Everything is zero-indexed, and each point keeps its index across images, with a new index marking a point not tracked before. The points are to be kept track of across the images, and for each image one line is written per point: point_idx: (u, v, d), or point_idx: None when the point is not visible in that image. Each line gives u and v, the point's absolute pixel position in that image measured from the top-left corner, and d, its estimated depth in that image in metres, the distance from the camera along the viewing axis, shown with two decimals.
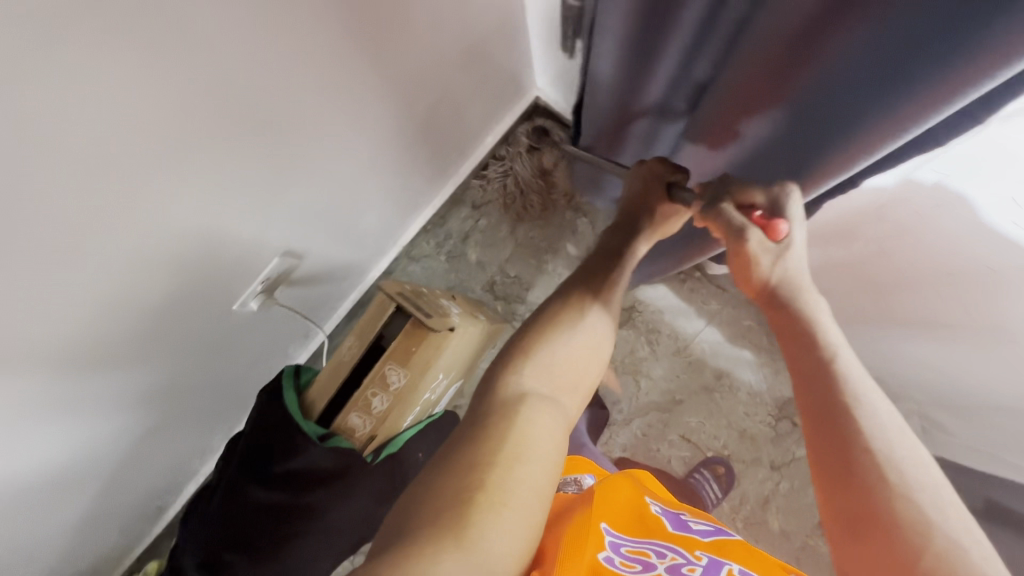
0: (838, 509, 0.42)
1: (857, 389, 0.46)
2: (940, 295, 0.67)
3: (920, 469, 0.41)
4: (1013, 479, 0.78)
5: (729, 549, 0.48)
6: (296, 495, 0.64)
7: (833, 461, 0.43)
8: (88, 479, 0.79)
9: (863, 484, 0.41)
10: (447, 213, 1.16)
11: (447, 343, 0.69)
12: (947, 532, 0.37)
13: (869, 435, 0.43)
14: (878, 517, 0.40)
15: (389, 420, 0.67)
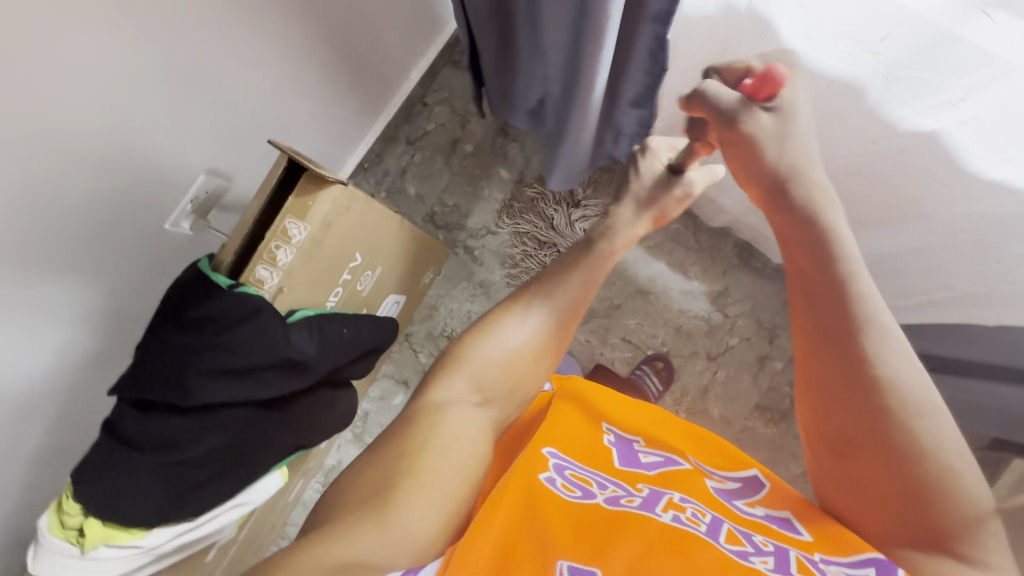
0: (842, 435, 0.55)
1: (872, 316, 0.56)
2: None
3: (921, 398, 0.52)
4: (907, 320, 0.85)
5: (674, 479, 0.58)
6: (218, 335, 0.54)
7: (841, 391, 0.55)
8: (43, 421, 0.78)
9: (886, 428, 0.51)
10: (383, 150, 1.20)
11: (349, 201, 0.61)
12: (943, 462, 0.50)
13: (878, 365, 0.54)
14: (886, 443, 0.51)
15: (299, 274, 0.60)
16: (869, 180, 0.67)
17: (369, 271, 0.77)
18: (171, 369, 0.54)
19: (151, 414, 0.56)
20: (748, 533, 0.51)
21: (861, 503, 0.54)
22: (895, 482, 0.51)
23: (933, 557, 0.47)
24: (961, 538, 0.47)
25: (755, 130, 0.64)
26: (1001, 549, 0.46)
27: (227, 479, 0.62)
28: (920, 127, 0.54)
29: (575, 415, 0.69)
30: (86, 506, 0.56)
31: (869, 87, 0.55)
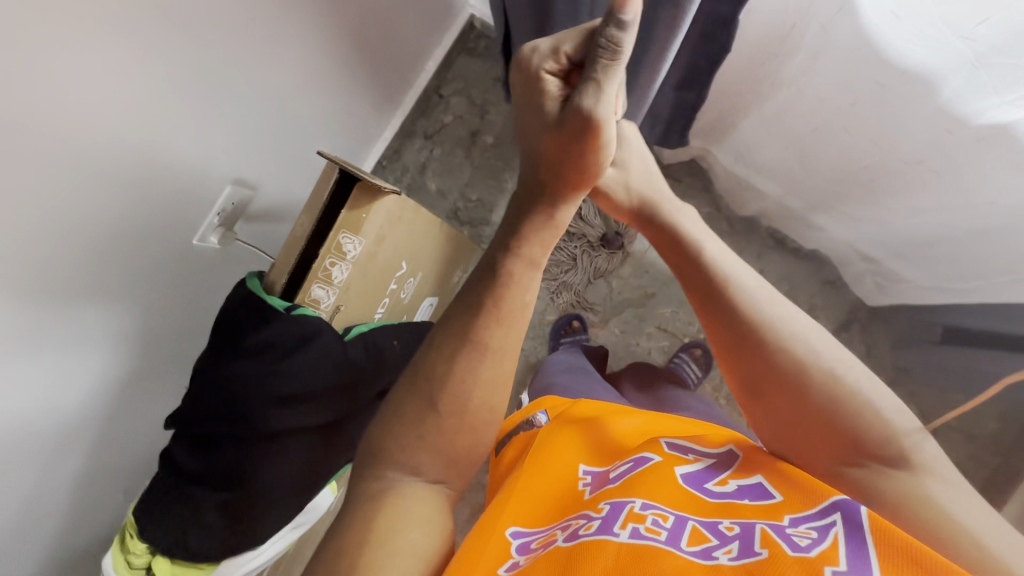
0: (744, 378, 0.45)
1: (725, 266, 0.48)
2: (857, 135, 0.67)
3: (792, 323, 0.44)
4: (959, 298, 0.82)
5: (641, 481, 0.42)
6: (273, 364, 0.52)
7: (723, 334, 0.46)
8: (86, 448, 0.76)
9: (767, 366, 0.43)
10: (401, 146, 1.16)
11: (401, 211, 0.57)
12: (848, 385, 0.41)
13: (742, 303, 0.45)
14: (779, 381, 0.43)
15: (352, 290, 0.57)
16: (933, 169, 0.63)
17: (411, 279, 0.74)
18: (231, 401, 0.52)
19: (210, 449, 0.54)
20: (712, 517, 0.38)
21: (795, 443, 0.43)
22: (799, 415, 0.42)
23: (867, 478, 0.38)
24: (882, 446, 0.39)
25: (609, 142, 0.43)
26: (941, 476, 0.37)
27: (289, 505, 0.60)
28: (1004, 120, 0.49)
29: (550, 442, 0.52)
30: (152, 545, 0.53)
31: (952, 75, 0.50)
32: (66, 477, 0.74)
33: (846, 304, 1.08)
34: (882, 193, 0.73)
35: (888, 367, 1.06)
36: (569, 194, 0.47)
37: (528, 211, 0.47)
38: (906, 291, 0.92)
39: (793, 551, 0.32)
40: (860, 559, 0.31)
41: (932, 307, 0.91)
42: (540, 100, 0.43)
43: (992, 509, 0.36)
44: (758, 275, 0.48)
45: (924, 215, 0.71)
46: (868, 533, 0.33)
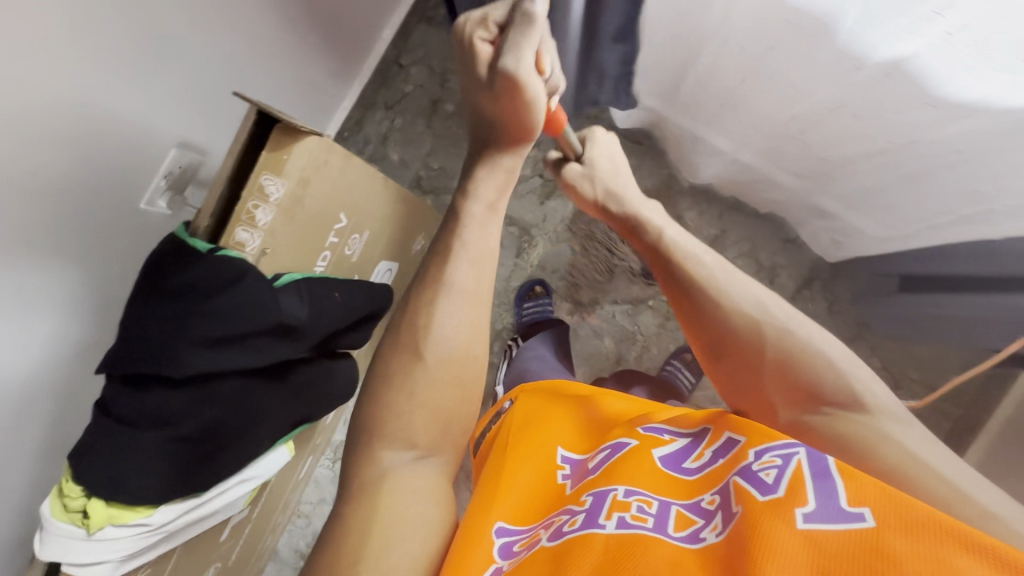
0: (708, 346, 0.55)
1: (685, 251, 0.59)
2: (779, 83, 0.66)
3: (744, 290, 0.55)
4: (910, 248, 0.82)
5: (619, 468, 0.46)
6: (198, 304, 0.52)
7: (687, 306, 0.57)
8: (38, 413, 0.75)
9: (721, 326, 0.54)
10: (362, 117, 1.17)
11: (325, 155, 0.58)
12: (794, 337, 0.50)
13: (698, 277, 0.56)
14: (733, 341, 0.53)
15: (279, 234, 0.57)
16: (853, 113, 0.62)
17: (357, 236, 0.75)
18: (158, 341, 0.52)
19: (140, 389, 0.54)
20: (696, 498, 0.43)
21: (753, 397, 0.52)
22: (759, 369, 0.51)
23: (825, 419, 0.46)
24: (834, 392, 0.47)
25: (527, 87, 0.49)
26: (892, 415, 0.45)
27: (229, 451, 0.62)
28: (899, 51, 0.50)
29: (526, 433, 0.58)
30: (86, 487, 0.54)
31: (849, 5, 0.50)
32: (26, 445, 0.75)
33: (806, 261, 1.08)
34: (817, 143, 0.73)
35: (849, 322, 1.07)
36: (513, 145, 0.57)
37: (480, 160, 0.58)
38: (859, 245, 0.92)
39: (763, 497, 0.37)
40: (825, 493, 0.35)
41: (887, 258, 0.91)
42: (473, 64, 0.51)
43: (936, 442, 0.43)
44: (713, 254, 0.59)
45: (866, 161, 0.70)
46: (831, 463, 0.37)
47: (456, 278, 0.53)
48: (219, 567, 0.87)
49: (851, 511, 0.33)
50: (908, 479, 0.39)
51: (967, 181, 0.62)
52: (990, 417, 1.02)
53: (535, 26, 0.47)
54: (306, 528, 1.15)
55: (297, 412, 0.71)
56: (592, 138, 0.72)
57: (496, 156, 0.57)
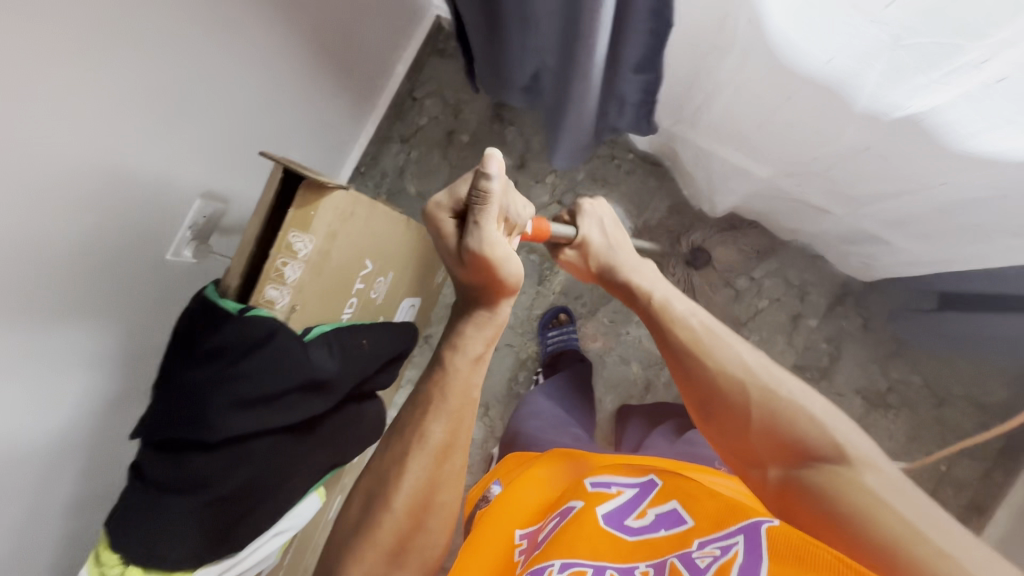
0: (698, 403, 0.54)
1: (674, 309, 0.61)
2: (800, 127, 0.64)
3: (730, 348, 0.54)
4: (946, 267, 0.79)
5: (559, 542, 0.48)
6: (232, 367, 0.51)
7: (675, 367, 0.56)
8: (72, 470, 0.75)
9: (707, 386, 0.53)
10: (378, 151, 1.17)
11: (351, 207, 0.57)
12: (780, 395, 0.49)
13: (682, 337, 0.57)
14: (722, 402, 0.52)
15: (307, 289, 0.57)
16: (881, 154, 0.60)
17: (382, 280, 0.75)
18: (189, 406, 0.51)
19: (177, 454, 0.53)
20: (630, 562, 0.46)
21: (743, 454, 0.50)
22: (743, 431, 0.50)
23: (810, 476, 0.44)
24: (822, 450, 0.45)
25: (494, 251, 0.50)
26: (876, 467, 0.43)
27: (263, 507, 0.61)
28: (930, 103, 0.47)
29: (492, 509, 0.58)
30: (122, 556, 0.52)
31: (874, 59, 0.47)
32: (60, 503, 0.75)
33: (837, 278, 1.05)
34: (840, 178, 0.71)
35: (887, 339, 1.04)
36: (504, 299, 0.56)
37: (469, 315, 0.57)
38: (891, 266, 0.89)
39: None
40: (750, 571, 0.39)
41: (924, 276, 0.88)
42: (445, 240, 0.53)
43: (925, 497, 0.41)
44: (698, 310, 0.60)
45: (896, 196, 0.68)
46: (760, 549, 0.40)
47: (430, 432, 0.53)
48: None
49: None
50: (886, 533, 0.38)
51: (1013, 213, 0.58)
52: None
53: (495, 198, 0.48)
54: None
55: (328, 460, 0.71)
56: (586, 214, 0.76)
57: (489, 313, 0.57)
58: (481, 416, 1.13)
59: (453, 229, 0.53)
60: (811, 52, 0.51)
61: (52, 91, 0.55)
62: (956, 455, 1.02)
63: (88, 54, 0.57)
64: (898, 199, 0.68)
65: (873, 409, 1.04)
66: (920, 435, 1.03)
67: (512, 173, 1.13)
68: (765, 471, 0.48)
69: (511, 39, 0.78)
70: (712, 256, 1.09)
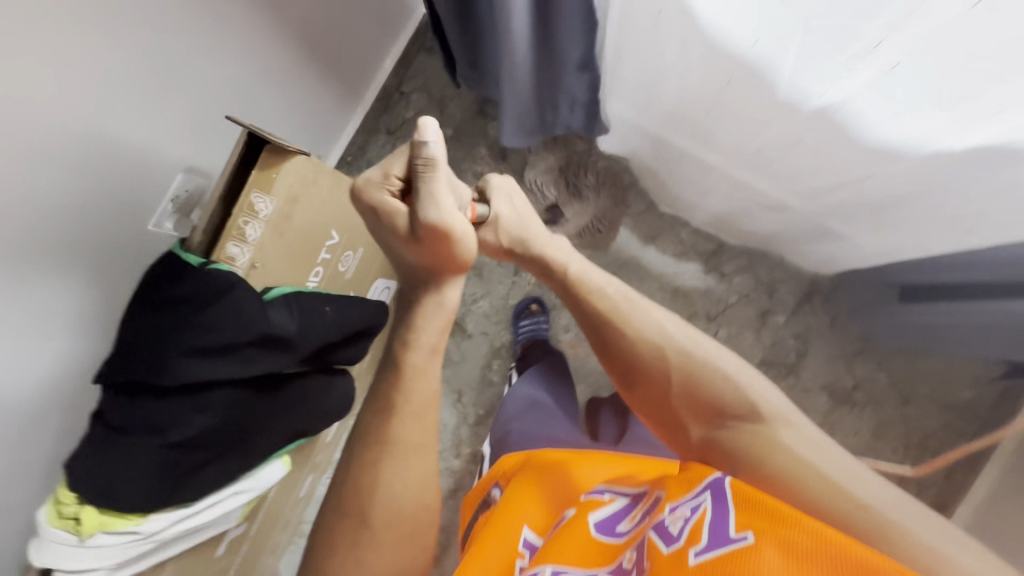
0: (626, 372, 0.64)
1: (598, 288, 0.69)
2: (741, 115, 0.67)
3: (648, 320, 0.64)
4: (900, 261, 0.82)
5: (555, 547, 0.48)
6: (194, 317, 0.54)
7: (603, 342, 0.66)
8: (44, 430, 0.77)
9: (631, 359, 0.63)
10: (364, 142, 1.21)
11: (314, 174, 0.60)
12: (694, 357, 0.59)
13: (608, 313, 0.66)
14: (643, 369, 0.62)
15: (269, 249, 0.60)
16: (812, 146, 0.62)
17: (351, 254, 0.78)
18: (149, 352, 0.54)
19: (137, 397, 0.56)
20: (617, 562, 0.47)
21: (671, 419, 0.59)
22: (667, 396, 0.59)
23: (727, 433, 0.52)
24: (733, 407, 0.53)
25: (456, 229, 0.55)
26: (781, 419, 0.51)
27: (220, 461, 0.64)
28: (839, 94, 0.50)
29: (499, 512, 0.59)
30: (79, 494, 0.55)
31: (791, 42, 0.50)
32: (33, 461, 0.78)
33: (805, 276, 1.07)
34: (788, 173, 0.73)
35: (853, 337, 1.06)
36: (448, 281, 0.60)
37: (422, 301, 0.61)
38: (851, 262, 0.92)
39: (667, 547, 0.41)
40: (718, 527, 0.40)
41: (883, 271, 0.90)
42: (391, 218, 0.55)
43: (822, 437, 0.50)
44: (621, 288, 0.70)
45: (833, 189, 0.70)
46: (727, 511, 0.41)
47: (398, 437, 0.59)
48: None
49: (735, 534, 0.38)
50: (807, 481, 0.44)
51: (942, 207, 0.62)
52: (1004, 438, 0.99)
53: (438, 164, 0.52)
54: None
55: (290, 425, 0.74)
56: (491, 189, 0.73)
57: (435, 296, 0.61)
58: (455, 403, 1.15)
59: (400, 208, 0.55)
60: (741, 36, 0.54)
61: (36, 55, 0.59)
62: (920, 453, 1.03)
63: (72, 22, 0.60)
64: (839, 193, 0.71)
65: (839, 406, 1.05)
66: (884, 433, 1.04)
67: (492, 167, 1.18)
68: (689, 430, 0.57)
69: (483, 29, 0.82)
70: (683, 251, 1.12)
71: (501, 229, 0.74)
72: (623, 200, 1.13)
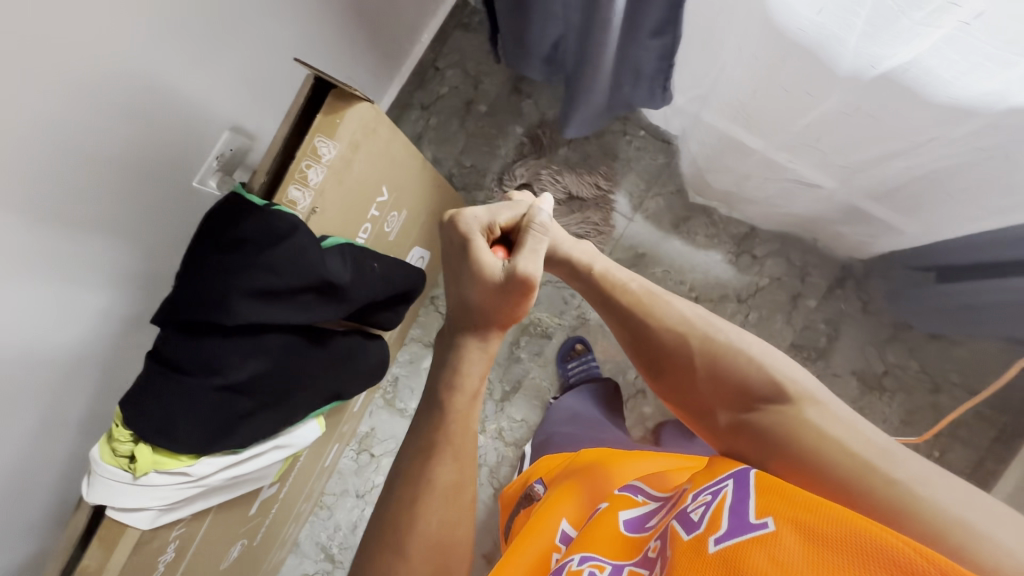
0: (648, 359, 0.59)
1: (618, 275, 0.65)
2: (792, 88, 0.66)
3: (664, 302, 0.59)
4: (944, 242, 0.81)
5: (584, 539, 0.51)
6: (254, 256, 0.54)
7: (625, 331, 0.61)
8: (81, 383, 0.77)
9: (653, 344, 0.58)
10: (400, 117, 1.21)
11: (374, 123, 0.60)
12: (713, 337, 0.54)
13: (626, 298, 0.61)
14: (665, 353, 0.57)
15: (329, 196, 0.59)
16: (872, 115, 0.62)
17: (396, 215, 0.78)
18: (209, 290, 0.54)
19: (193, 337, 0.56)
20: (642, 555, 0.48)
21: (696, 405, 0.55)
22: (693, 383, 0.54)
23: (761, 417, 0.48)
24: (762, 389, 0.50)
25: (534, 269, 0.58)
26: (810, 397, 0.47)
27: (268, 410, 0.63)
28: (914, 52, 0.50)
29: (539, 507, 0.62)
30: (136, 432, 0.55)
31: (859, 7, 0.50)
32: (71, 414, 0.77)
33: (838, 261, 1.07)
34: (835, 150, 0.72)
35: (887, 323, 1.05)
36: (495, 330, 0.60)
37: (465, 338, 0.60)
38: (890, 246, 0.92)
39: (689, 536, 0.41)
40: (738, 515, 0.40)
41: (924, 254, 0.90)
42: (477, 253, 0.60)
43: (851, 410, 0.47)
44: (639, 276, 0.63)
45: (883, 162, 0.69)
46: (749, 499, 0.40)
47: None
48: (245, 546, 0.87)
49: (755, 521, 0.38)
50: (849, 470, 0.42)
51: (1002, 175, 0.61)
52: None
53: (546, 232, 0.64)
54: (328, 520, 1.17)
55: (332, 383, 0.74)
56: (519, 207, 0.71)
57: (483, 340, 0.60)
58: None
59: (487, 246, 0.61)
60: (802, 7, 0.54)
61: None
62: (951, 441, 1.03)
63: None
64: (891, 168, 0.70)
65: (869, 391, 1.05)
66: (914, 420, 1.04)
67: (527, 144, 1.17)
68: (716, 417, 0.53)
69: (532, 17, 0.85)
70: (716, 233, 1.11)
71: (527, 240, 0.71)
72: (657, 184, 1.14)
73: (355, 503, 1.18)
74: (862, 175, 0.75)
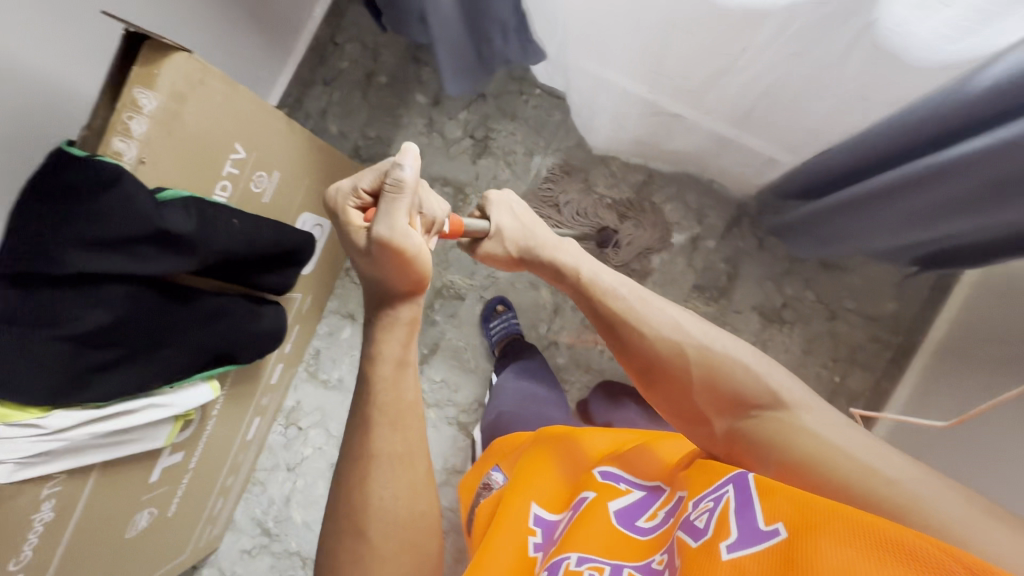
0: (639, 367, 0.60)
1: (603, 279, 0.66)
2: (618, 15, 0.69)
3: (655, 312, 0.61)
4: (805, 168, 0.84)
5: (575, 533, 0.50)
6: (78, 204, 0.56)
7: (617, 340, 0.63)
8: None
9: (644, 354, 0.60)
10: (302, 94, 1.22)
11: (200, 75, 0.62)
12: (706, 346, 0.56)
13: (613, 305, 0.63)
14: (657, 362, 0.58)
15: (160, 147, 0.61)
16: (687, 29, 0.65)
17: (265, 175, 0.80)
18: (35, 240, 0.56)
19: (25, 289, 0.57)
20: (647, 557, 0.48)
21: (689, 411, 0.57)
22: (688, 390, 0.56)
23: (758, 425, 0.51)
24: (758, 398, 0.52)
25: (404, 242, 0.51)
26: (805, 406, 0.50)
27: (130, 364, 0.65)
28: None
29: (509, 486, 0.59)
30: None
31: None
32: None
33: (732, 201, 1.10)
34: (678, 77, 0.74)
35: (782, 258, 1.09)
36: (404, 299, 0.56)
37: (378, 319, 0.57)
38: (767, 179, 0.95)
39: (698, 542, 0.43)
40: (747, 522, 0.41)
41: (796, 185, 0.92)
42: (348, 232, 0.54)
43: (845, 418, 0.50)
44: (628, 282, 0.65)
45: (720, 82, 0.72)
46: (755, 504, 0.42)
47: None
48: (155, 516, 0.89)
49: (767, 529, 0.40)
50: (856, 480, 0.44)
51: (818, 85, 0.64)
52: (926, 342, 1.02)
53: (408, 187, 0.50)
54: (262, 495, 1.19)
55: (211, 344, 0.76)
56: (491, 203, 0.73)
57: (392, 310, 0.56)
58: None
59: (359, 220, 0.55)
60: None
61: None
62: (850, 366, 1.06)
63: None
64: (730, 91, 0.73)
65: (770, 325, 1.08)
66: (814, 348, 1.07)
67: (428, 111, 1.19)
68: (712, 424, 0.55)
69: None
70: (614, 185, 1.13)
71: (508, 241, 0.72)
72: (555, 140, 1.16)
73: (287, 477, 1.20)
74: (711, 102, 0.78)
